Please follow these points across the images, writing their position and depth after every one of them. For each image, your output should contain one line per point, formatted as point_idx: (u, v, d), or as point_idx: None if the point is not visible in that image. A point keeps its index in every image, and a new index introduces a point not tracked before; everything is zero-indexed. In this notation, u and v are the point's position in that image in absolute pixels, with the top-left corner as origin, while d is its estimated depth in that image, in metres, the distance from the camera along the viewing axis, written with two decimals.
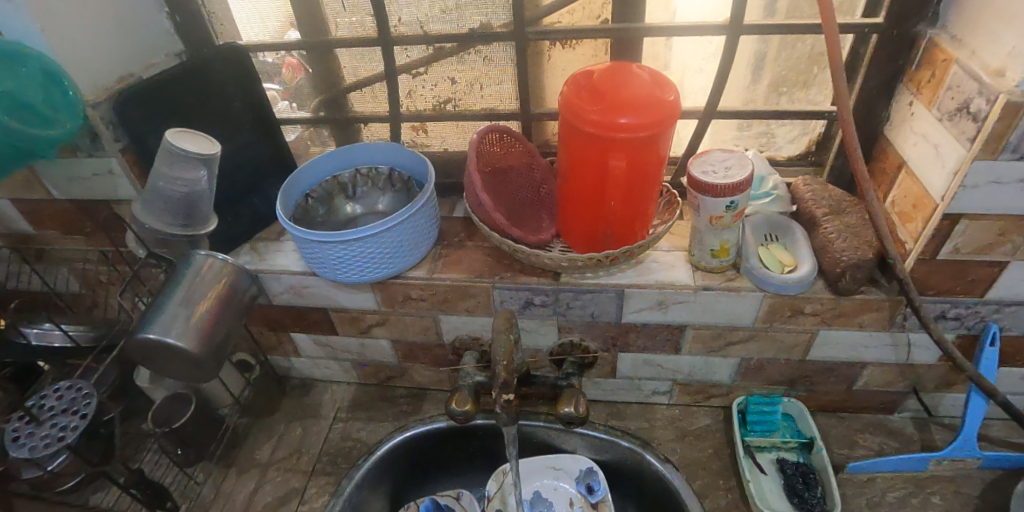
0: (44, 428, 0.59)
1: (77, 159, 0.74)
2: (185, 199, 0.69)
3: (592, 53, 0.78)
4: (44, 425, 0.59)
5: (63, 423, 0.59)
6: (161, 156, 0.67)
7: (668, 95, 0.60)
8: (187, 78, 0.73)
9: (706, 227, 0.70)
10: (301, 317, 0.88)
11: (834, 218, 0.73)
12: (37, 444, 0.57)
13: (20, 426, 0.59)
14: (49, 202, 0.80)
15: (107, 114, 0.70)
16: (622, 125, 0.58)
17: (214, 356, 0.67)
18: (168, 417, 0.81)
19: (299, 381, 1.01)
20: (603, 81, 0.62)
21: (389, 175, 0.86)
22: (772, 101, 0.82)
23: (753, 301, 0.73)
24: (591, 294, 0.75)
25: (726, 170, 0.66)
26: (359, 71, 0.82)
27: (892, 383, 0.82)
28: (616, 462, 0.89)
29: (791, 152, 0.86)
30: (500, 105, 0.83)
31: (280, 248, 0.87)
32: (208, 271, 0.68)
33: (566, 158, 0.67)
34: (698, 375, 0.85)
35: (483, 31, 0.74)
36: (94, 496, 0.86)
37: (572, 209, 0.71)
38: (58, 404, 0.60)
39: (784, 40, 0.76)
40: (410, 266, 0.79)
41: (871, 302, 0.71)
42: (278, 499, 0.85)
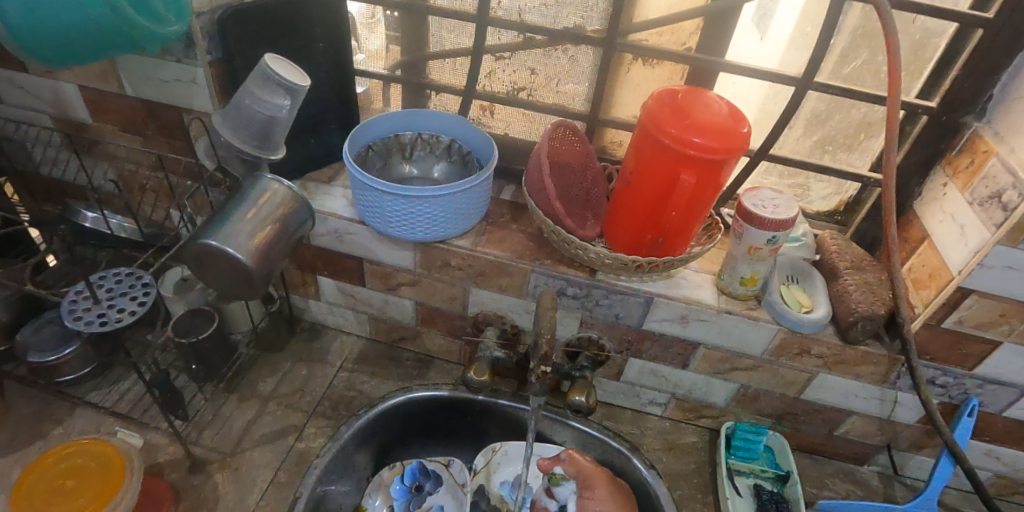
0: (101, 306, 0.58)
1: (164, 62, 0.75)
2: (264, 123, 0.71)
3: (668, 75, 0.83)
4: (102, 304, 0.58)
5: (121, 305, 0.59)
6: (255, 77, 0.69)
7: (743, 127, 0.65)
8: (288, 10, 0.75)
9: (743, 255, 0.75)
10: (334, 262, 0.90)
11: (854, 272, 0.79)
12: (93, 319, 0.57)
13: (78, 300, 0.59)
14: (118, 96, 0.81)
15: (207, 26, 0.71)
16: (696, 144, 0.63)
17: (265, 276, 0.69)
18: (187, 330, 0.81)
19: (309, 325, 1.02)
20: (686, 101, 0.67)
21: (448, 145, 0.90)
22: (815, 156, 0.88)
23: (767, 333, 0.78)
24: (621, 296, 0.80)
25: (775, 207, 0.72)
26: (446, 41, 0.85)
27: (869, 436, 0.88)
28: (602, 460, 0.93)
29: (821, 207, 0.93)
30: (570, 104, 0.87)
31: (329, 191, 0.89)
32: (274, 195, 0.70)
33: (634, 165, 0.71)
34: (696, 393, 0.90)
35: (576, 32, 0.79)
36: (92, 393, 0.86)
37: (626, 213, 0.76)
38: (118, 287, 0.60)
39: (841, 103, 0.82)
40: (457, 234, 0.82)
41: (873, 355, 0.77)
42: (275, 431, 0.86)
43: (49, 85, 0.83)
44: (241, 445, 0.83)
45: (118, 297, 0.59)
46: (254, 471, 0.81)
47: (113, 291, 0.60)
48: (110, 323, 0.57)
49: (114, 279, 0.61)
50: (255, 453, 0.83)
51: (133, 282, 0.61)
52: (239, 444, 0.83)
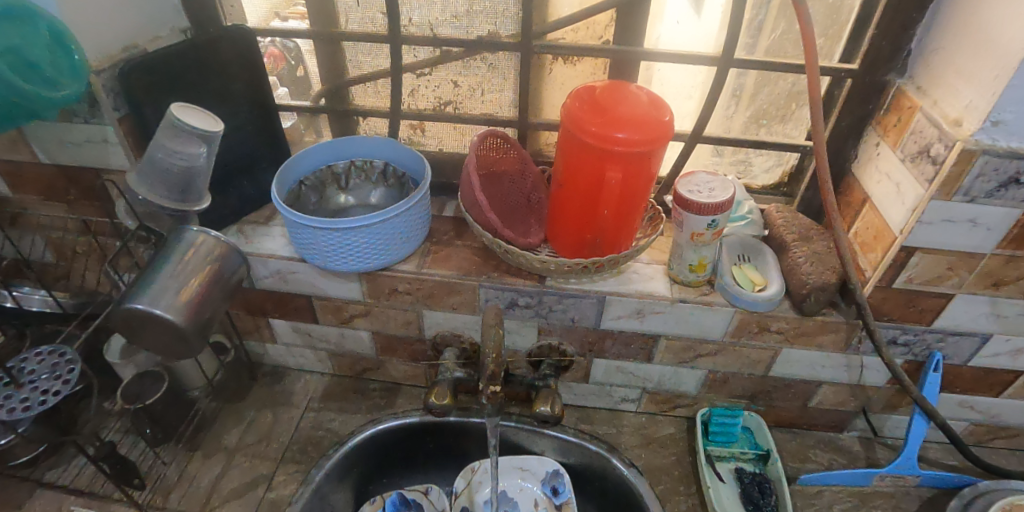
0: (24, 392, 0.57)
1: (72, 124, 0.73)
2: (183, 175, 0.69)
3: (590, 70, 0.82)
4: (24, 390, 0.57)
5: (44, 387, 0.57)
6: (164, 128, 0.67)
7: (665, 116, 0.64)
8: (194, 56, 0.73)
9: (687, 242, 0.74)
10: (283, 303, 0.88)
11: (802, 244, 0.79)
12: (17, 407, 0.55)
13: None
14: (32, 165, 0.79)
15: (109, 82, 0.69)
16: (619, 140, 0.62)
17: (200, 332, 0.66)
18: (137, 395, 0.78)
19: (270, 369, 1.00)
20: (604, 96, 0.66)
21: (383, 170, 0.88)
22: (751, 131, 0.88)
23: (723, 316, 0.77)
24: (573, 299, 0.78)
25: (710, 191, 0.71)
26: (365, 65, 0.84)
27: (843, 403, 0.88)
28: (582, 465, 0.91)
29: (765, 181, 0.92)
30: (499, 111, 0.86)
31: (267, 232, 0.87)
32: (201, 246, 0.68)
33: (563, 166, 0.70)
34: (667, 384, 0.89)
35: (491, 39, 0.77)
36: (49, 473, 0.82)
37: (563, 216, 0.74)
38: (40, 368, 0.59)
39: (767, 76, 0.82)
40: (400, 259, 0.80)
41: (831, 323, 0.77)
42: (244, 484, 0.83)
43: None
44: (209, 503, 0.81)
45: (41, 378, 0.58)
46: None
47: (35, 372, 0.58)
48: (35, 407, 0.55)
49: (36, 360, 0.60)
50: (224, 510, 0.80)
51: (56, 360, 0.60)
52: (207, 503, 0.81)
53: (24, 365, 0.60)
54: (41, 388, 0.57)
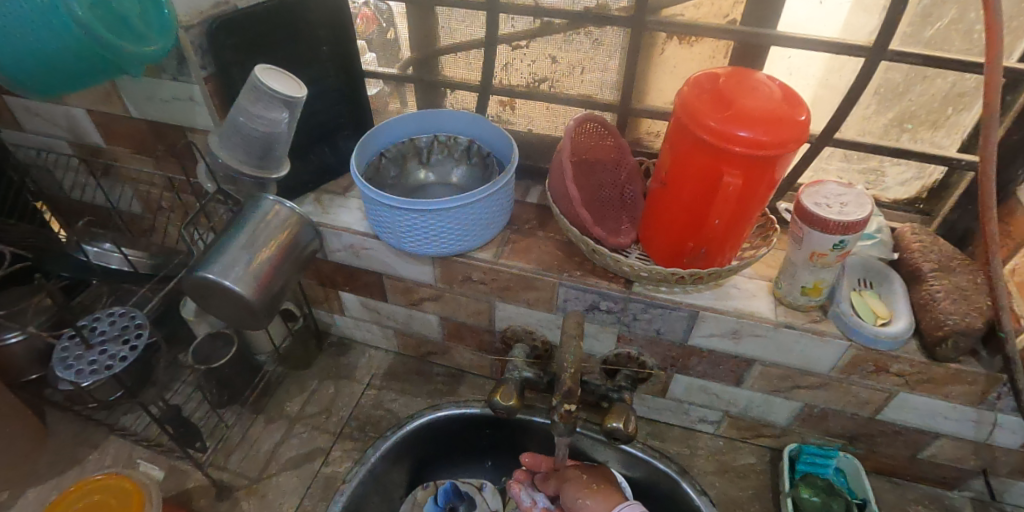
0: (93, 353, 0.64)
1: (160, 80, 0.73)
2: (263, 139, 0.67)
3: (708, 53, 0.72)
4: (94, 351, 0.64)
5: (112, 352, 0.64)
6: (247, 91, 0.64)
7: (800, 114, 0.54)
8: (285, 15, 0.70)
9: (804, 262, 0.64)
10: (353, 278, 0.86)
11: (943, 275, 0.67)
12: (85, 367, 0.63)
13: (72, 347, 0.65)
14: (126, 119, 0.80)
15: (198, 39, 0.67)
16: (742, 140, 0.53)
17: (267, 306, 0.65)
18: (207, 357, 0.79)
19: (336, 339, 0.99)
20: (728, 86, 0.57)
21: (467, 147, 0.82)
22: (891, 136, 0.76)
23: (836, 349, 0.68)
24: (661, 310, 0.71)
25: (842, 205, 0.60)
26: (458, 33, 0.78)
27: (962, 460, 0.76)
28: (648, 481, 0.84)
29: (898, 195, 0.80)
30: (598, 93, 0.78)
31: (344, 203, 0.84)
32: (275, 216, 0.67)
33: (669, 164, 0.62)
34: (753, 412, 0.81)
35: (600, 12, 0.69)
36: (123, 417, 0.85)
37: (662, 220, 0.66)
38: (110, 332, 0.66)
39: (922, 73, 0.69)
40: (478, 246, 0.75)
41: (967, 373, 0.65)
42: (302, 455, 0.83)
43: (61, 110, 0.82)
44: (267, 470, 0.81)
45: (110, 342, 0.65)
46: (280, 497, 0.79)
47: (105, 336, 0.66)
48: (102, 370, 0.62)
49: (109, 322, 0.67)
50: (281, 479, 0.80)
51: (124, 326, 0.67)
52: (266, 469, 0.81)
53: (98, 324, 0.67)
54: (109, 352, 0.64)
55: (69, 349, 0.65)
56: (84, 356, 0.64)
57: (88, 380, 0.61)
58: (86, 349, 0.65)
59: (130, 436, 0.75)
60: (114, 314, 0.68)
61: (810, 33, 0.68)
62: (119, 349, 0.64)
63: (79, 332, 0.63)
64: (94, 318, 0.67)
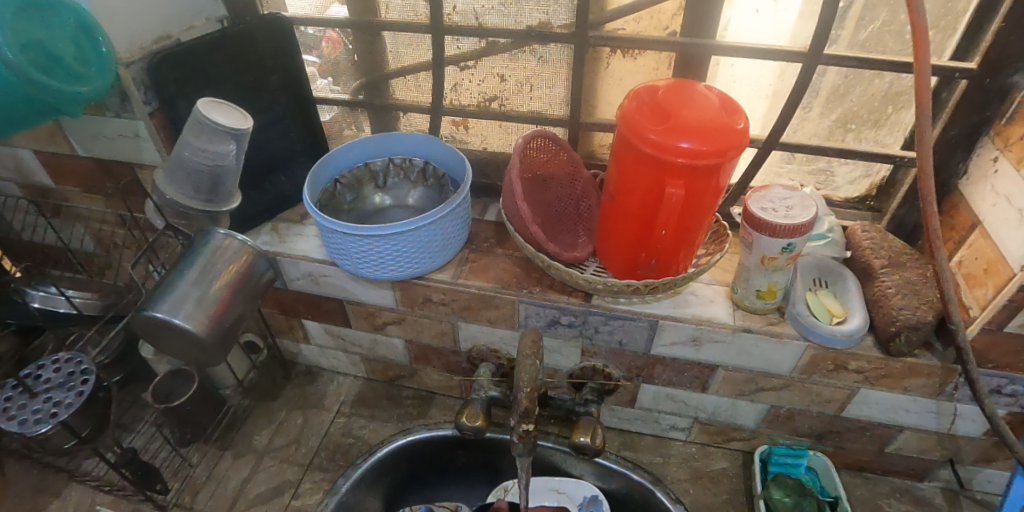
0: (37, 401, 0.63)
1: (104, 118, 0.72)
2: (210, 173, 0.66)
3: (654, 65, 0.73)
4: (38, 399, 0.63)
5: (58, 399, 0.63)
6: (191, 125, 0.64)
7: (738, 123, 0.55)
8: (228, 47, 0.70)
9: (756, 266, 0.65)
10: (315, 305, 0.85)
11: (893, 271, 0.68)
12: (29, 417, 0.61)
13: (14, 397, 0.63)
14: (73, 158, 0.79)
15: (139, 75, 0.67)
16: (682, 150, 0.53)
17: (221, 341, 0.64)
18: (167, 395, 0.77)
19: (305, 368, 0.98)
20: (667, 98, 0.57)
21: (423, 169, 0.82)
22: (837, 137, 0.77)
23: (794, 350, 0.68)
24: (622, 321, 0.71)
25: (787, 209, 0.61)
26: (406, 57, 0.78)
27: (927, 451, 0.77)
28: (623, 492, 0.83)
29: (848, 194, 0.82)
30: (548, 109, 0.78)
31: (301, 231, 0.83)
32: (226, 250, 0.66)
33: (617, 176, 0.62)
34: (722, 416, 0.81)
35: (542, 30, 0.70)
36: (85, 463, 0.82)
37: (615, 232, 0.67)
38: (55, 378, 0.65)
39: (859, 75, 0.71)
40: (436, 268, 0.75)
41: (922, 367, 0.66)
42: (270, 489, 0.81)
43: (6, 152, 0.81)
44: (235, 507, 0.79)
45: (55, 389, 0.64)
46: None
47: (49, 383, 0.64)
48: (47, 417, 0.61)
49: (54, 369, 0.66)
50: None
51: (70, 372, 0.66)
52: (233, 507, 0.79)
53: (42, 372, 0.66)
54: (54, 399, 0.63)
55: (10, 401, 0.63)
56: (28, 405, 0.62)
57: (33, 429, 0.60)
58: (29, 398, 0.63)
59: (90, 482, 0.74)
60: (59, 361, 0.67)
61: (754, 43, 0.69)
62: (66, 395, 0.63)
63: (21, 381, 0.62)
64: (37, 366, 0.66)
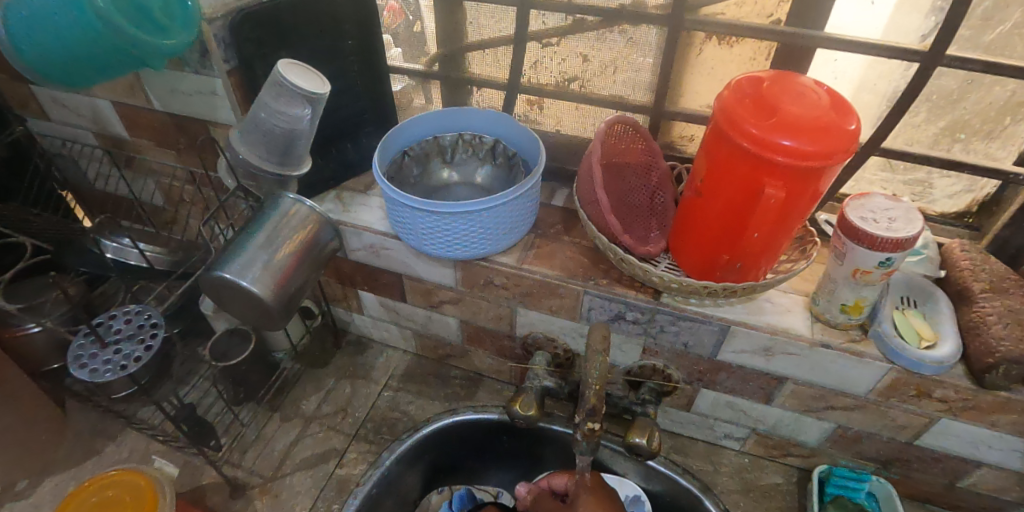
0: (108, 352, 0.64)
1: (184, 73, 0.72)
2: (285, 136, 0.65)
3: (750, 54, 0.68)
4: (108, 350, 0.64)
5: (127, 351, 0.64)
6: (270, 86, 0.63)
7: (849, 124, 0.50)
8: (311, 8, 0.68)
9: (846, 278, 0.61)
10: (372, 277, 0.84)
11: (994, 297, 0.63)
12: (100, 366, 0.62)
13: (86, 345, 0.65)
14: (149, 111, 0.79)
15: (221, 32, 0.66)
16: (786, 149, 0.49)
17: (284, 307, 0.64)
18: (224, 353, 0.79)
19: (354, 337, 0.98)
20: (773, 91, 0.53)
21: (493, 147, 0.79)
22: (941, 146, 0.71)
23: (875, 371, 0.64)
24: (690, 323, 0.68)
25: (889, 221, 0.56)
26: (485, 29, 0.75)
27: (1004, 491, 0.72)
28: (669, 496, 0.81)
29: (946, 208, 0.76)
30: (630, 94, 0.75)
31: (365, 202, 0.82)
32: (295, 216, 0.65)
33: (706, 170, 0.59)
34: (782, 430, 0.78)
35: (635, 9, 0.66)
36: (141, 411, 0.84)
37: (695, 230, 0.63)
38: (125, 330, 0.66)
39: (979, 80, 0.65)
40: (500, 250, 0.73)
41: (1017, 403, 0.61)
42: (316, 455, 0.82)
43: (86, 101, 0.82)
44: (281, 469, 0.80)
45: (125, 341, 0.65)
46: (294, 497, 0.78)
47: (120, 334, 0.66)
48: (117, 369, 0.62)
49: (124, 321, 0.67)
50: (295, 479, 0.80)
51: (139, 325, 0.67)
52: (280, 468, 0.81)
53: (113, 323, 0.67)
54: (124, 351, 0.64)
55: (82, 348, 0.65)
56: (99, 355, 0.64)
57: (105, 379, 0.61)
58: (99, 347, 0.64)
59: (149, 431, 0.74)
60: (128, 313, 0.68)
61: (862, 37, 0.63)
62: (134, 349, 0.64)
63: (94, 330, 0.63)
64: (108, 316, 0.67)
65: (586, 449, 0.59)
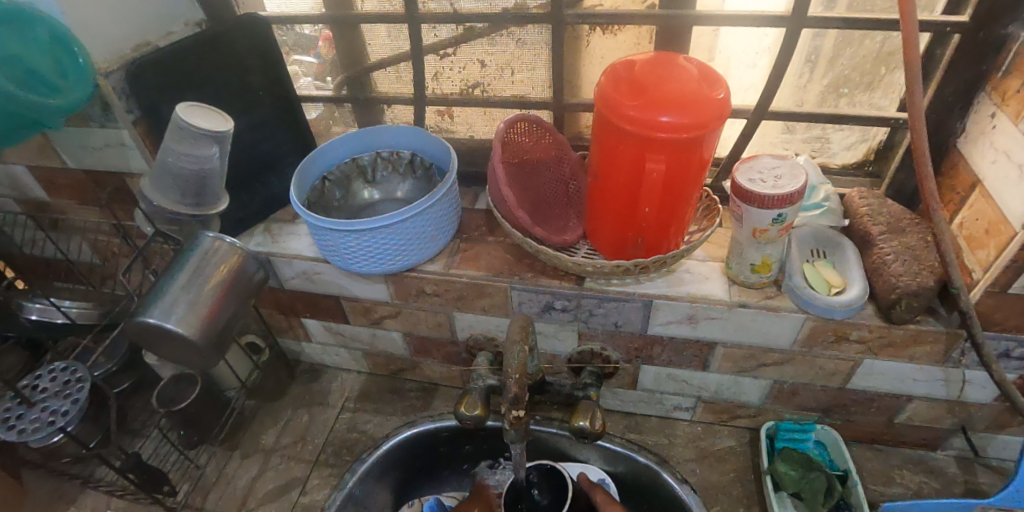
0: (35, 411, 0.64)
1: (89, 128, 0.72)
2: (194, 177, 0.66)
3: (634, 40, 0.72)
4: (35, 409, 0.64)
5: (55, 408, 0.65)
6: (171, 131, 0.64)
7: (718, 92, 0.53)
8: (206, 49, 0.70)
9: (749, 239, 0.63)
10: (313, 303, 0.85)
11: (892, 237, 0.66)
12: (27, 426, 0.63)
13: (13, 407, 0.65)
14: (64, 170, 0.80)
15: (119, 84, 0.67)
16: (663, 125, 0.52)
17: (214, 343, 0.65)
18: (171, 398, 0.79)
19: (309, 366, 0.99)
20: (645, 72, 0.55)
21: (411, 161, 0.81)
22: (829, 103, 0.75)
23: (793, 323, 0.67)
24: (615, 303, 0.70)
25: (775, 179, 0.59)
26: (384, 49, 0.78)
27: (939, 420, 0.75)
28: (630, 475, 0.83)
29: (846, 160, 0.79)
30: (532, 92, 0.77)
31: (294, 230, 0.83)
32: (215, 253, 0.66)
33: (599, 154, 0.61)
34: (726, 394, 0.80)
35: (518, 12, 0.68)
36: (97, 470, 0.83)
37: (602, 212, 0.66)
38: (52, 387, 0.66)
39: (848, 36, 0.69)
40: (427, 259, 0.74)
41: (926, 334, 0.64)
42: (279, 487, 0.83)
43: (0, 169, 0.82)
44: (245, 506, 0.81)
45: (52, 397, 0.65)
46: None
47: (46, 392, 0.66)
48: (45, 426, 0.63)
49: (50, 378, 0.67)
50: None
51: (67, 379, 0.67)
52: (244, 505, 0.81)
53: (39, 382, 0.67)
54: (51, 408, 0.64)
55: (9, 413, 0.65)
56: (27, 415, 0.64)
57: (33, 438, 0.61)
58: (27, 408, 0.65)
59: (101, 487, 0.75)
60: (55, 370, 0.68)
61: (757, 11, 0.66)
62: (63, 404, 0.65)
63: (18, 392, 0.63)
64: (34, 375, 0.67)
65: (523, 436, 0.61)
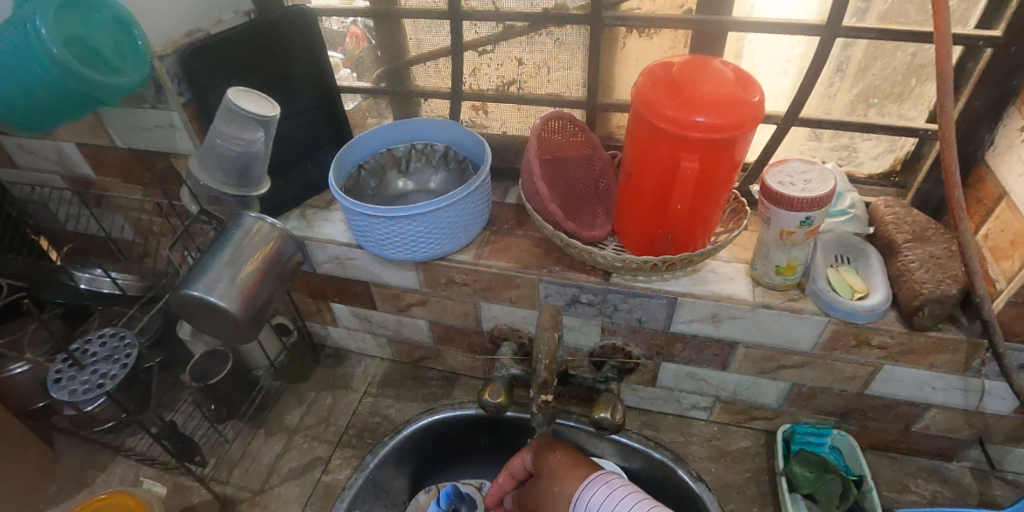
0: (86, 373, 0.69)
1: (141, 109, 0.75)
2: (240, 159, 0.69)
3: (670, 43, 0.73)
4: (86, 371, 0.69)
5: (104, 371, 0.69)
6: (222, 113, 0.67)
7: (753, 96, 0.55)
8: (256, 37, 0.72)
9: (775, 241, 0.65)
10: (342, 288, 0.88)
11: (917, 245, 0.67)
12: (77, 387, 0.68)
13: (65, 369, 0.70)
14: (112, 149, 0.83)
15: (173, 68, 0.70)
16: (699, 125, 0.53)
17: (253, 319, 0.67)
18: (204, 373, 0.81)
19: (333, 351, 1.01)
20: (682, 74, 0.57)
21: (445, 154, 0.84)
22: (858, 112, 0.76)
23: (815, 325, 0.68)
24: (641, 299, 0.72)
25: (805, 182, 0.60)
26: (424, 44, 0.80)
27: (956, 430, 0.76)
28: (645, 472, 0.84)
29: (872, 169, 0.81)
30: (566, 91, 0.79)
31: (327, 217, 0.86)
32: (256, 233, 0.68)
33: (633, 152, 0.63)
34: (743, 395, 0.81)
35: (557, 12, 0.71)
36: (128, 440, 0.86)
37: (632, 209, 0.68)
38: (101, 350, 0.71)
39: (880, 47, 0.70)
40: (458, 248, 0.77)
41: (948, 341, 0.65)
42: (302, 465, 0.85)
43: (51, 146, 0.86)
44: (269, 481, 0.83)
45: (100, 361, 0.70)
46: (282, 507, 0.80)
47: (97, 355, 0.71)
48: (93, 388, 0.68)
49: (100, 341, 0.72)
50: (283, 489, 0.82)
51: (115, 344, 0.72)
52: (267, 481, 0.83)
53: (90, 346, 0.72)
54: (99, 371, 0.69)
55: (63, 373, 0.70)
56: (78, 377, 0.69)
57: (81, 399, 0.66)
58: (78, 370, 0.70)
59: (135, 456, 0.77)
60: (105, 335, 0.73)
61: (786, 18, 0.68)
62: (111, 368, 0.69)
63: (71, 354, 0.68)
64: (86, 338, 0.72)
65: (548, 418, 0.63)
